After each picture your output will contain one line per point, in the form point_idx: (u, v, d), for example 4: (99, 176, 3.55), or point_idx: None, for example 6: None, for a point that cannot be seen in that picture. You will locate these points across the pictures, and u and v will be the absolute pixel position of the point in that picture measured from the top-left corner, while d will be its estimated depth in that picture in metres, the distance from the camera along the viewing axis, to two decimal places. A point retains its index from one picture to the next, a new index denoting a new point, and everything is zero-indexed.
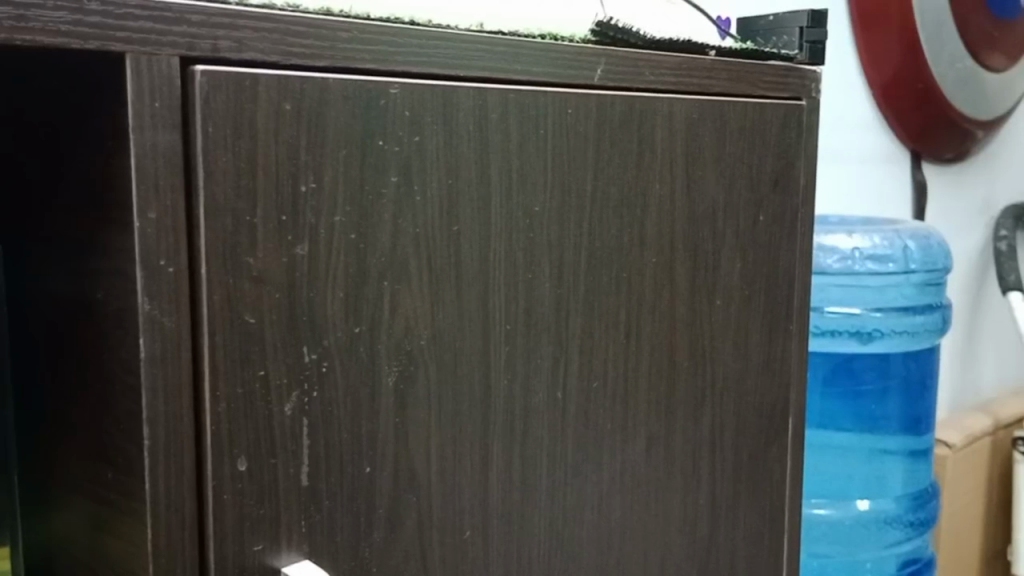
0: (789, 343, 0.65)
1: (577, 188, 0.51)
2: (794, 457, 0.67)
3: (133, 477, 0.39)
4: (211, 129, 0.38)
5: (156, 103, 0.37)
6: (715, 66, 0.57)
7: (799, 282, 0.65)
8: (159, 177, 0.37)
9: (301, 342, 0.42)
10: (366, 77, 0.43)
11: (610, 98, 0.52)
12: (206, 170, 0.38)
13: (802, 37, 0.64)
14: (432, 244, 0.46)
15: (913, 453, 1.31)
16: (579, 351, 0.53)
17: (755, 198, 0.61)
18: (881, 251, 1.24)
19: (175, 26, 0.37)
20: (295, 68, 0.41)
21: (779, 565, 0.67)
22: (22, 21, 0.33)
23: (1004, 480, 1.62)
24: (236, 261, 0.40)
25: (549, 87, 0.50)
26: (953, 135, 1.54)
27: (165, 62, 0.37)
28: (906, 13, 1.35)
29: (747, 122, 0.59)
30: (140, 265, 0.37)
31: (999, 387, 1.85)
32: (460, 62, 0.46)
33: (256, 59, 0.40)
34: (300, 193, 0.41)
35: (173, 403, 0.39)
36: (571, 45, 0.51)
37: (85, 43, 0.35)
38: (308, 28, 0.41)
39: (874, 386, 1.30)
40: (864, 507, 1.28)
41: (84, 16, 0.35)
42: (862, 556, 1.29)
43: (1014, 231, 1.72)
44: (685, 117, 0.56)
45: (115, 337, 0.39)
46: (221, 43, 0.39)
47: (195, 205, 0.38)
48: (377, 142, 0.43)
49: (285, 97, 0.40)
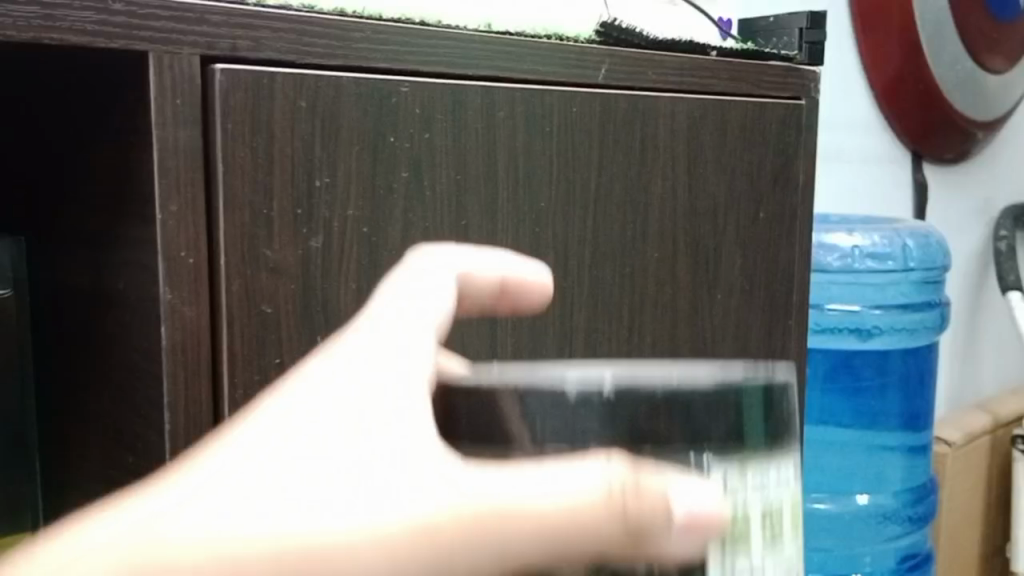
0: (789, 338, 0.66)
1: (581, 184, 0.53)
2: None
3: (154, 462, 0.40)
4: (230, 125, 0.40)
5: (177, 101, 0.38)
6: (717, 66, 0.58)
7: (798, 279, 0.66)
8: (179, 172, 0.39)
9: (316, 332, 0.43)
10: (378, 76, 0.44)
11: (615, 96, 0.53)
12: (225, 165, 0.40)
13: (800, 38, 0.66)
14: (441, 239, 0.48)
15: (912, 450, 1.32)
16: (583, 343, 0.54)
17: (756, 195, 0.62)
18: (880, 250, 1.26)
19: (196, 26, 0.38)
20: (311, 67, 0.42)
21: None
22: (49, 21, 0.35)
23: (1004, 479, 1.63)
24: (254, 252, 0.41)
25: (555, 86, 0.51)
26: (954, 137, 1.55)
27: (186, 61, 0.38)
28: (909, 15, 1.36)
29: (748, 120, 0.61)
30: (162, 256, 0.39)
31: (998, 386, 1.87)
32: (468, 61, 0.47)
33: (273, 58, 0.41)
34: (315, 187, 0.43)
35: (192, 391, 0.40)
36: (577, 45, 0.52)
37: (111, 42, 0.36)
38: (323, 29, 0.42)
39: (874, 382, 1.32)
40: (863, 501, 1.30)
41: (110, 16, 0.36)
42: (861, 549, 1.31)
43: (1013, 230, 1.72)
44: (687, 115, 0.57)
45: (137, 327, 0.40)
46: (239, 42, 0.40)
47: (213, 198, 0.40)
48: (389, 139, 0.45)
49: (300, 95, 0.42)
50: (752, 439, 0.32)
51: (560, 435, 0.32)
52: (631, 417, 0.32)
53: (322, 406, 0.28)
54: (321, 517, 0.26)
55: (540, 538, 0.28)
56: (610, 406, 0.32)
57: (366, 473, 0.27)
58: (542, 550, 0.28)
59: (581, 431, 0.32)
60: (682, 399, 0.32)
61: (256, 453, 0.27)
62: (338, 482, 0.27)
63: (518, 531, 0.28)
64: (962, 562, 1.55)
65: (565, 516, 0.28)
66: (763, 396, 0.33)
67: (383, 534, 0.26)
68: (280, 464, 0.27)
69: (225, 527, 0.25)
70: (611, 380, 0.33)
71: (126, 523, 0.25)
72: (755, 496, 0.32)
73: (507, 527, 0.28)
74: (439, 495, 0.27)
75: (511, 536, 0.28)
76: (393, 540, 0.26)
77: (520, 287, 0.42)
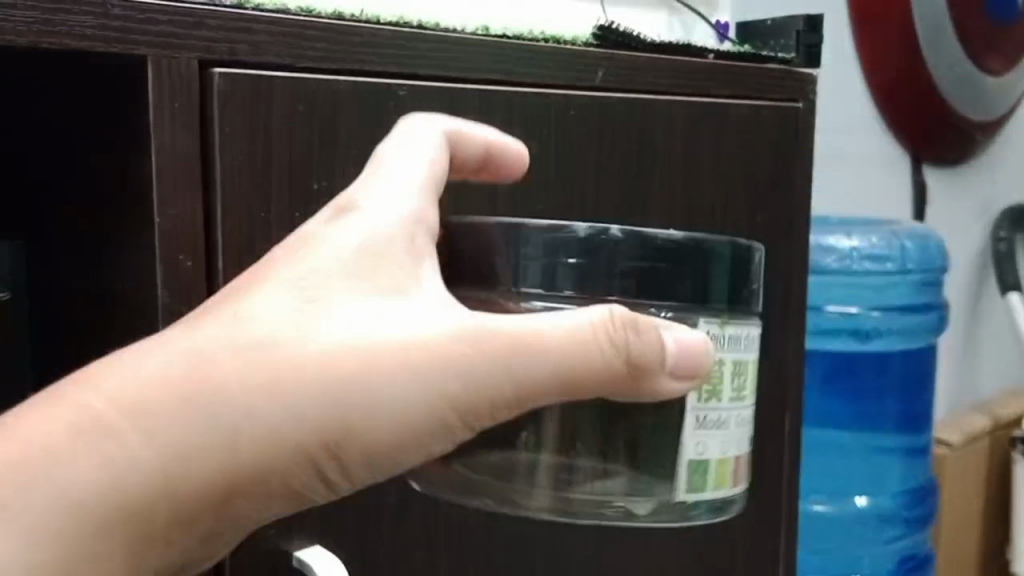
0: (786, 340, 0.66)
1: (579, 187, 0.53)
2: (791, 450, 0.68)
3: None
4: (228, 129, 0.40)
5: (175, 105, 0.39)
6: (714, 69, 0.59)
7: (796, 281, 0.66)
8: (177, 175, 0.39)
9: None
10: (376, 79, 0.44)
11: (612, 99, 0.54)
12: (223, 169, 0.40)
13: (798, 41, 0.66)
14: None
15: (909, 453, 1.33)
16: None
17: (753, 197, 0.62)
18: (877, 251, 1.26)
19: (194, 30, 0.39)
20: (309, 71, 0.42)
21: (777, 558, 0.68)
22: (48, 25, 0.35)
23: (1003, 480, 1.63)
24: (252, 254, 0.42)
25: (553, 89, 0.51)
26: (954, 138, 1.56)
27: (184, 65, 0.39)
28: (911, 21, 1.36)
29: (745, 123, 0.61)
30: (160, 259, 0.39)
31: (997, 387, 1.87)
32: (466, 64, 0.48)
33: (271, 62, 0.41)
34: (312, 191, 0.43)
35: None
36: (574, 48, 0.52)
37: (110, 46, 0.36)
38: (321, 32, 0.42)
39: (874, 385, 1.31)
40: (859, 503, 1.31)
41: (108, 21, 0.36)
42: (860, 552, 1.31)
43: (1012, 231, 1.71)
44: (685, 117, 0.57)
45: (136, 329, 0.41)
46: (238, 47, 0.40)
47: (212, 201, 0.40)
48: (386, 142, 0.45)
49: (298, 98, 0.42)
50: (712, 301, 0.45)
51: (541, 279, 0.43)
52: (614, 259, 0.43)
53: (355, 258, 0.37)
54: (364, 347, 0.36)
55: (524, 370, 0.37)
56: (599, 246, 0.43)
57: (391, 318, 0.37)
58: (533, 380, 0.37)
59: (558, 279, 0.43)
60: (662, 247, 0.44)
61: (308, 294, 0.36)
62: (370, 321, 0.36)
63: (513, 359, 0.37)
64: (961, 564, 1.55)
65: (556, 342, 0.37)
66: (731, 259, 0.46)
67: (412, 361, 0.36)
68: (323, 309, 0.36)
69: (284, 357, 0.35)
70: (617, 227, 0.44)
71: (200, 355, 0.34)
72: (728, 353, 0.46)
73: (500, 362, 0.37)
74: (447, 332, 0.37)
75: (506, 367, 0.37)
76: (421, 366, 0.36)
77: (501, 150, 0.45)
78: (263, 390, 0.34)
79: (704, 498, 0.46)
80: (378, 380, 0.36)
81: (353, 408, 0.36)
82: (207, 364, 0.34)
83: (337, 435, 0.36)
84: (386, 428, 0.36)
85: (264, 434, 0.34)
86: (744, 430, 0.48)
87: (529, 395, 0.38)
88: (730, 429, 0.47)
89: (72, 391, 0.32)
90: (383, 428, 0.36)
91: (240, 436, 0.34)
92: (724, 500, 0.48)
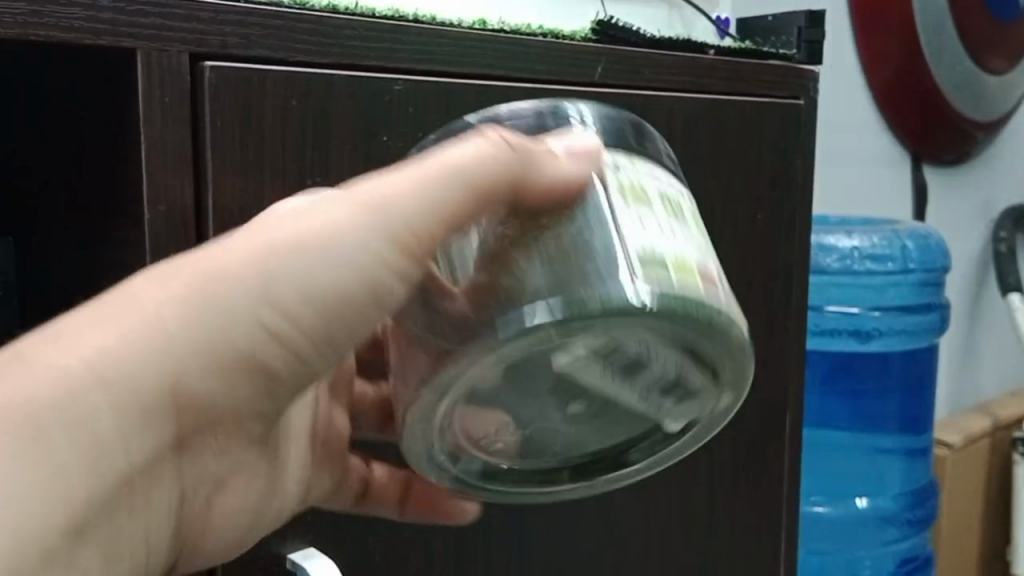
0: (787, 340, 0.65)
1: None
2: (792, 450, 0.68)
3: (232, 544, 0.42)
4: (220, 123, 0.39)
5: (166, 98, 0.38)
6: (713, 65, 0.58)
7: (796, 279, 0.65)
8: (168, 169, 0.38)
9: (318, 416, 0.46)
10: (371, 74, 0.44)
11: (611, 95, 0.53)
12: (214, 164, 0.40)
13: (799, 38, 0.65)
14: None
15: (911, 453, 1.31)
16: None
17: (754, 195, 0.61)
18: (878, 252, 1.26)
19: (186, 23, 0.38)
20: (302, 65, 0.42)
21: (777, 560, 0.67)
22: (35, 17, 0.34)
23: (1003, 482, 1.62)
24: None
25: (550, 85, 0.50)
26: (956, 138, 1.55)
27: (175, 58, 0.38)
28: (912, 29, 1.36)
29: (745, 120, 0.60)
30: (150, 257, 0.38)
31: (996, 387, 1.85)
32: (462, 61, 0.47)
33: (264, 56, 0.40)
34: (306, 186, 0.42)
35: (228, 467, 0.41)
36: (573, 44, 0.51)
37: (99, 39, 0.35)
38: (313, 25, 0.41)
39: (873, 386, 1.30)
40: (861, 505, 1.30)
41: (97, 13, 0.35)
42: (859, 553, 1.30)
43: (1012, 232, 1.71)
44: (685, 114, 0.56)
45: None
46: (229, 39, 0.39)
47: (204, 197, 0.40)
48: (381, 138, 0.44)
49: (291, 93, 0.41)
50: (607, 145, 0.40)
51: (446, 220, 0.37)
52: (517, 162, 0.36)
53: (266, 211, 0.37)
54: (279, 215, 0.35)
55: (452, 221, 0.36)
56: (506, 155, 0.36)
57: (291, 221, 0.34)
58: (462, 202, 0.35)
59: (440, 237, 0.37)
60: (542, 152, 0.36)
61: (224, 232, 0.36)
62: (277, 212, 0.35)
63: (420, 175, 0.35)
64: (961, 565, 1.54)
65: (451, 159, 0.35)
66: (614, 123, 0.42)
67: (330, 202, 0.35)
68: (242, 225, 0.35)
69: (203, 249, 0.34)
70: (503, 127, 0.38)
71: (120, 283, 0.33)
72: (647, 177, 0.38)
73: (410, 221, 0.35)
74: (342, 213, 0.34)
75: (423, 178, 0.35)
76: (347, 213, 0.34)
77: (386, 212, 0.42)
78: (189, 283, 0.32)
79: (687, 296, 0.34)
80: (312, 267, 0.34)
81: (280, 280, 0.33)
82: (129, 283, 0.33)
83: (269, 292, 0.33)
84: (340, 311, 0.35)
85: (196, 321, 0.32)
86: (698, 245, 0.37)
87: (462, 218, 0.36)
88: (683, 238, 0.36)
89: (20, 351, 0.30)
90: (328, 312, 0.34)
91: (168, 321, 0.32)
92: (722, 316, 0.35)
